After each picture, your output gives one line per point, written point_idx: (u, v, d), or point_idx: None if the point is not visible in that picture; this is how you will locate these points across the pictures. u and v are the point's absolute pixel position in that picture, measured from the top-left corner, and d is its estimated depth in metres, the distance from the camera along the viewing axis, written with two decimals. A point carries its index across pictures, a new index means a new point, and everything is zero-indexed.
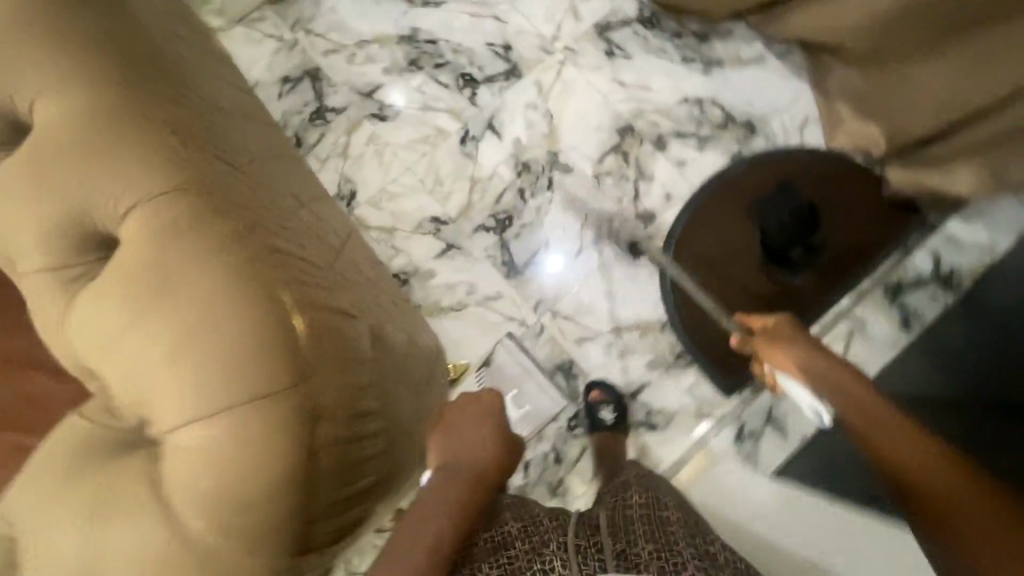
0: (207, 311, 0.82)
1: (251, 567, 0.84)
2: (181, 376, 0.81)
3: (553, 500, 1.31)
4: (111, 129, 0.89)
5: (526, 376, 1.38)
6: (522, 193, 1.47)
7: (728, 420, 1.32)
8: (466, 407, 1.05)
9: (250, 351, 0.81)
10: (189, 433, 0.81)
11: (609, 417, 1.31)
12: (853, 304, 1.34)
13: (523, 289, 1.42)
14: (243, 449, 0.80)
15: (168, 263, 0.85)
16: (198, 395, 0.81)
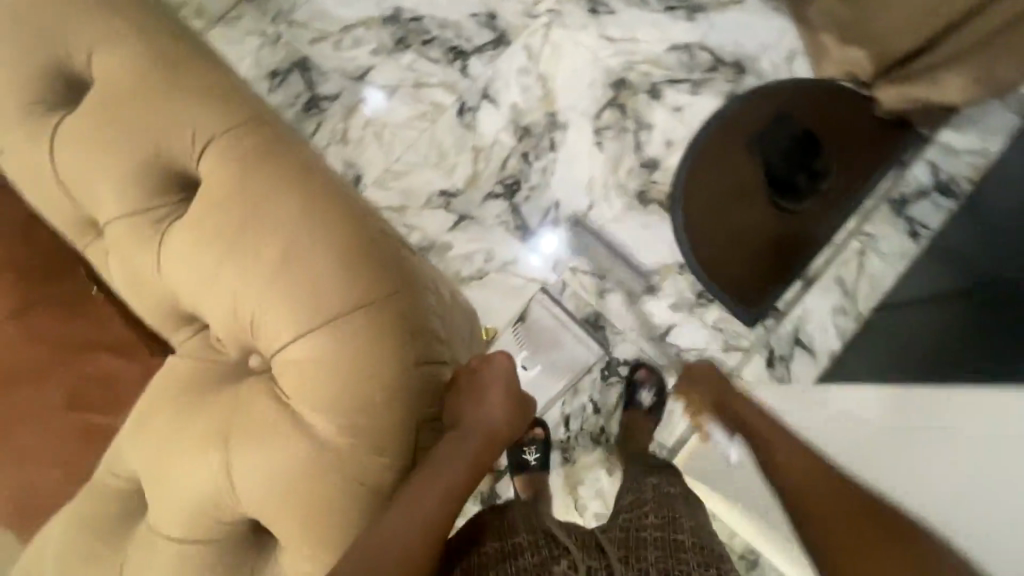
0: (299, 228, 0.78)
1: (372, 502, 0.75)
2: (284, 296, 0.75)
3: (597, 449, 1.35)
4: (170, 72, 0.82)
5: (560, 330, 1.39)
6: (526, 157, 1.48)
7: (757, 347, 1.36)
8: (477, 369, 0.82)
9: (350, 261, 0.77)
10: (302, 352, 0.75)
11: (647, 399, 1.31)
12: (861, 223, 1.38)
13: (539, 250, 1.44)
14: (362, 360, 0.75)
15: (251, 189, 0.79)
16: (306, 311, 0.75)
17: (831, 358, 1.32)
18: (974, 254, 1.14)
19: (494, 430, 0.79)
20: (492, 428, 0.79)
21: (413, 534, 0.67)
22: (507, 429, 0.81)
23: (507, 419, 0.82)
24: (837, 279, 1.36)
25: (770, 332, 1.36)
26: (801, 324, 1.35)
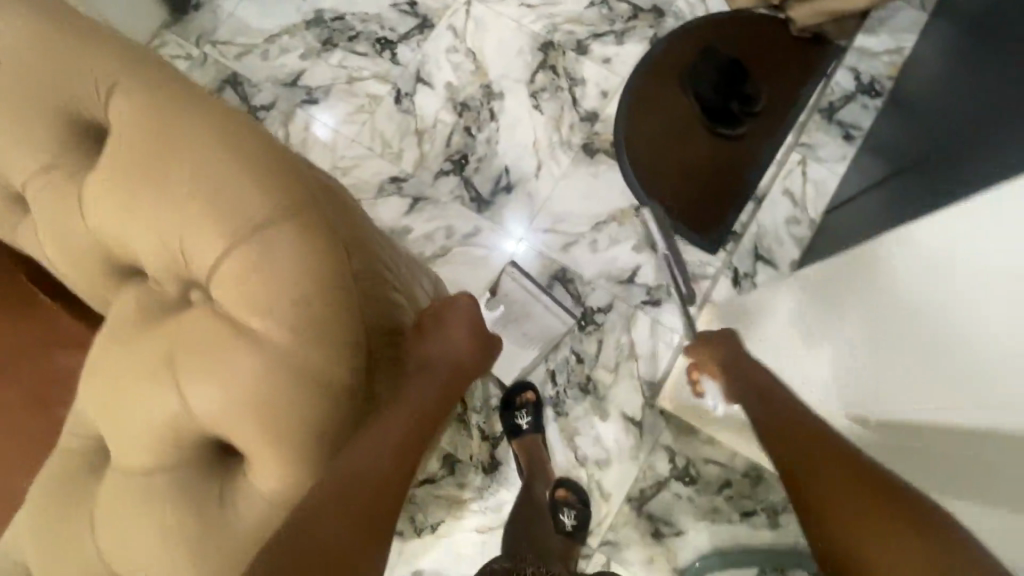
0: (220, 155, 0.68)
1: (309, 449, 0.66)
2: (206, 224, 0.66)
3: (587, 399, 1.36)
4: (79, 27, 0.73)
5: (531, 301, 1.38)
6: (469, 130, 1.51)
7: (722, 270, 1.39)
8: (442, 312, 0.83)
9: (277, 183, 0.69)
10: (230, 278, 0.66)
11: (570, 522, 1.25)
12: (798, 135, 1.42)
13: (497, 217, 1.46)
14: (298, 283, 0.66)
15: (162, 120, 0.69)
16: (229, 233, 0.66)
17: (792, 267, 1.36)
18: (900, 138, 1.18)
19: (459, 361, 0.81)
20: (458, 361, 0.81)
21: (385, 456, 0.66)
22: (472, 359, 0.82)
23: (472, 351, 0.83)
24: (784, 191, 1.40)
25: (732, 253, 1.39)
26: (759, 240, 1.39)
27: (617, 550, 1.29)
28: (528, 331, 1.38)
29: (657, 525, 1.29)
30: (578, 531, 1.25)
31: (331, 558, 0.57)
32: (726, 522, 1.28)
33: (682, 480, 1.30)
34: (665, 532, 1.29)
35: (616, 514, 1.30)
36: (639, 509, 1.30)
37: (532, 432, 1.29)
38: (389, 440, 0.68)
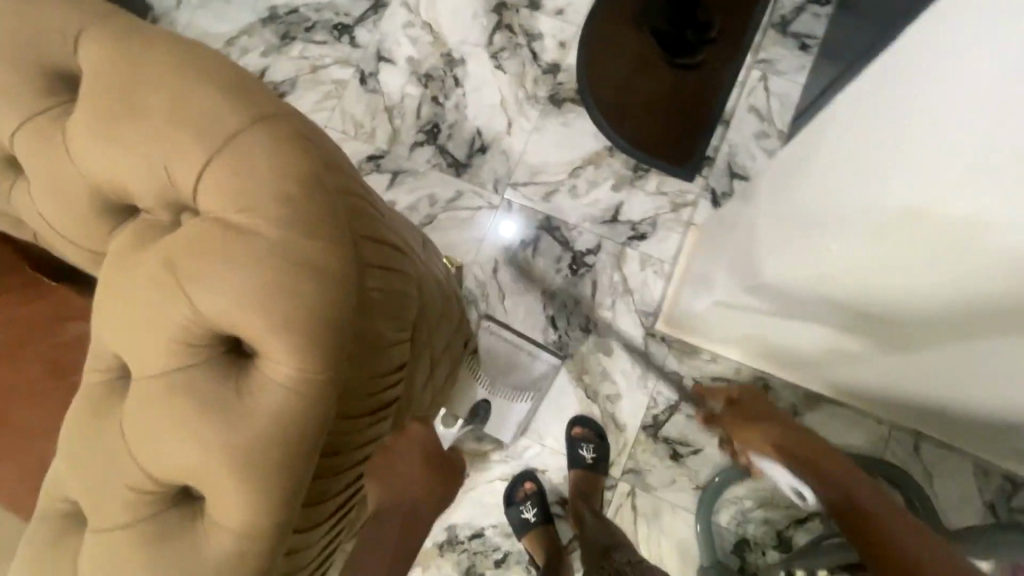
0: (113, 55, 0.50)
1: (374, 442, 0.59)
2: (103, 145, 0.50)
3: (590, 337, 1.38)
4: None
5: (515, 351, 1.36)
6: (437, 100, 1.53)
7: (701, 194, 1.43)
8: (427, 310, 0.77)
9: (191, 76, 0.49)
10: (145, 198, 0.50)
11: (590, 455, 1.30)
12: (755, 54, 1.44)
13: (477, 178, 1.49)
14: (239, 188, 0.47)
15: (24, 20, 0.52)
16: (133, 148, 0.49)
17: None
18: (846, 37, 1.21)
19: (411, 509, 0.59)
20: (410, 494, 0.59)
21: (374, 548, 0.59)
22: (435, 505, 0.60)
23: (430, 491, 0.61)
24: (749, 109, 1.43)
25: (708, 176, 1.43)
26: (733, 158, 1.42)
27: (639, 477, 1.33)
28: (521, 381, 1.36)
29: (674, 448, 1.32)
30: (600, 462, 1.30)
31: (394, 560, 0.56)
32: None
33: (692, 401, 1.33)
34: (684, 452, 1.32)
35: (634, 442, 1.34)
36: (656, 434, 1.33)
37: (541, 524, 1.29)
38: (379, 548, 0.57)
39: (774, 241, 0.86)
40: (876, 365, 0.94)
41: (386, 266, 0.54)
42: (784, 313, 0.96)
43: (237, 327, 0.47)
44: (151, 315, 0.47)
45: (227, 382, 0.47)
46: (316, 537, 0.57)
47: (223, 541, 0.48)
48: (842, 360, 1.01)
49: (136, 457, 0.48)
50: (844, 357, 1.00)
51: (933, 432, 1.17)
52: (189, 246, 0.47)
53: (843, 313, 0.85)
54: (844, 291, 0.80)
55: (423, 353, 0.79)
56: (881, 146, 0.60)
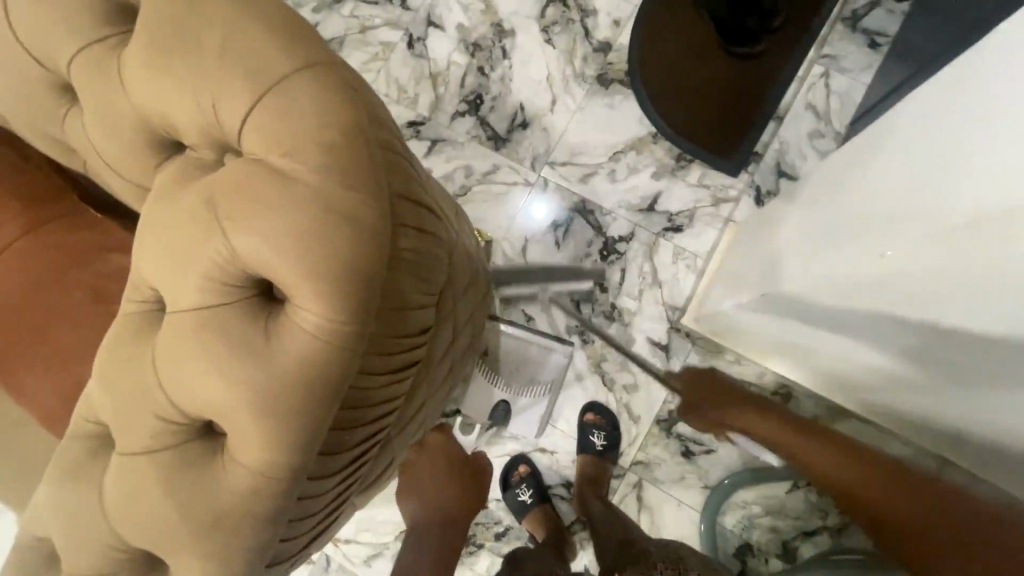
0: None
1: (384, 406, 0.59)
2: (156, 81, 0.50)
3: (613, 325, 1.37)
4: None
5: (525, 345, 1.26)
6: (482, 70, 1.51)
7: (745, 190, 1.38)
8: (454, 279, 0.77)
9: (243, 16, 0.49)
10: (193, 136, 0.51)
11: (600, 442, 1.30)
12: (820, 48, 1.37)
13: (515, 154, 1.47)
14: (286, 135, 0.47)
15: None
16: (182, 88, 0.49)
17: None
18: (918, 38, 1.14)
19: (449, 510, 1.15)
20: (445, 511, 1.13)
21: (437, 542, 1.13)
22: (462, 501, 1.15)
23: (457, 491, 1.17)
24: (807, 105, 1.36)
25: (754, 173, 1.38)
26: (783, 155, 1.37)
27: (648, 470, 1.32)
28: (535, 376, 1.28)
29: (686, 445, 1.31)
30: (609, 450, 1.29)
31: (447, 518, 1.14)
32: None
33: None
34: (696, 451, 1.30)
35: (646, 435, 1.33)
36: (669, 430, 1.32)
37: (536, 505, 1.30)
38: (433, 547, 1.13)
39: (816, 246, 0.83)
40: (905, 387, 0.89)
41: (420, 227, 0.53)
42: (817, 320, 0.92)
43: (270, 272, 0.47)
44: (188, 251, 0.48)
45: (255, 324, 0.48)
46: (327, 487, 0.58)
47: (241, 477, 0.49)
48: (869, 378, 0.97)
49: (164, 388, 0.49)
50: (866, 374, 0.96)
51: None
52: (230, 186, 0.47)
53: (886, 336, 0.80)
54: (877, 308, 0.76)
55: (447, 321, 0.79)
56: (951, 151, 0.58)
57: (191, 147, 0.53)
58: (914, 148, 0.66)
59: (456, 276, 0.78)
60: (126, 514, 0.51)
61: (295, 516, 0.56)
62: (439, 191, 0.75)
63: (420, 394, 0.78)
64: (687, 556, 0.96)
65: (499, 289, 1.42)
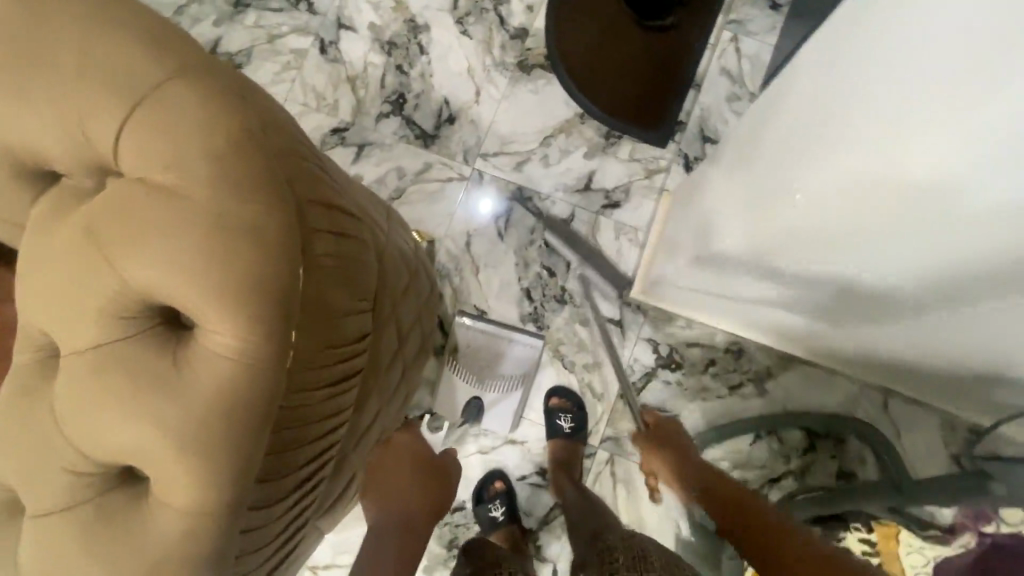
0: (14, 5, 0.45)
1: (327, 422, 0.56)
2: (16, 109, 0.45)
3: (567, 308, 1.37)
4: None
5: (492, 340, 1.33)
6: (401, 69, 1.47)
7: (674, 159, 1.41)
8: (389, 282, 0.75)
9: (106, 29, 0.45)
10: (73, 166, 0.47)
11: (568, 425, 1.31)
12: (726, 14, 1.41)
13: (446, 148, 1.44)
14: (168, 151, 0.44)
15: None
16: (47, 112, 0.45)
17: None
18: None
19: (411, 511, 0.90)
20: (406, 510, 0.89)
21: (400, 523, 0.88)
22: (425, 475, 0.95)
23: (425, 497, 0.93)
24: (721, 70, 1.40)
25: (680, 142, 1.41)
26: (705, 120, 1.40)
27: (619, 444, 1.33)
28: (504, 370, 1.33)
29: None
30: (578, 432, 1.30)
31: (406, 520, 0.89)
32: (717, 398, 1.33)
33: (669, 368, 1.34)
34: None
35: (612, 410, 1.34)
36: (633, 401, 1.34)
37: (508, 523, 1.27)
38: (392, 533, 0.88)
39: (736, 208, 0.85)
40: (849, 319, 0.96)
41: (337, 231, 0.51)
42: (765, 274, 0.91)
43: (172, 298, 0.43)
44: (75, 286, 0.44)
45: (163, 356, 0.45)
46: (279, 514, 0.55)
47: (172, 522, 0.45)
48: (818, 320, 1.03)
49: (71, 440, 0.45)
50: (827, 310, 0.98)
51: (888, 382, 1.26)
52: (113, 210, 0.43)
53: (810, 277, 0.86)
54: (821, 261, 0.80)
55: (387, 326, 0.77)
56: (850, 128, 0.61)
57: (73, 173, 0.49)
58: (807, 118, 0.69)
59: (390, 275, 0.76)
60: None
61: (244, 553, 0.52)
62: (362, 193, 0.73)
63: (368, 405, 0.76)
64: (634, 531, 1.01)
65: (448, 287, 1.40)
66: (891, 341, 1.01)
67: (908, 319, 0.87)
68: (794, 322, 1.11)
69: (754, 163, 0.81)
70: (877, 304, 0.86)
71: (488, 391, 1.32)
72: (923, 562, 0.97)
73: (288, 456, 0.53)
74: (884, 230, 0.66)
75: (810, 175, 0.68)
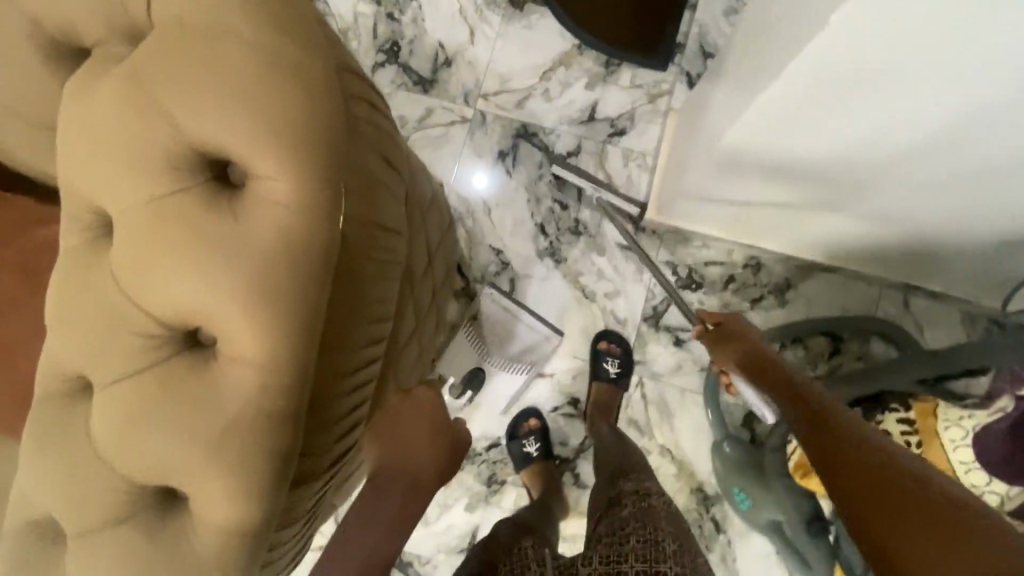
0: None
1: (380, 298, 0.56)
2: None
3: (581, 239, 1.37)
4: None
5: (510, 320, 1.33)
6: (392, 16, 1.45)
7: (677, 80, 1.40)
8: (418, 186, 0.75)
9: None
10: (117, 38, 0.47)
11: (612, 369, 1.29)
12: None
13: (445, 93, 1.43)
14: (213, 11, 0.45)
15: None
16: None
17: None
18: None
19: (418, 476, 0.73)
20: (412, 473, 0.73)
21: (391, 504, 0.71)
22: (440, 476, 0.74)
23: (434, 462, 0.75)
24: None
25: (681, 63, 1.40)
26: (704, 38, 1.39)
27: (646, 367, 1.34)
28: (516, 351, 1.32)
29: (675, 334, 1.34)
30: (623, 377, 1.28)
31: (404, 478, 0.72)
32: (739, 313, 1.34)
33: (689, 288, 1.35)
34: (685, 337, 1.34)
35: (637, 335, 1.34)
36: (657, 324, 1.34)
37: (541, 459, 1.28)
38: (385, 508, 0.71)
39: (743, 100, 0.81)
40: (877, 203, 0.96)
41: (370, 101, 0.52)
42: (787, 165, 0.90)
43: (225, 145, 0.44)
44: (127, 147, 0.44)
45: (217, 208, 0.45)
46: (339, 393, 0.55)
47: (244, 375, 0.46)
48: (842, 211, 1.03)
49: (138, 302, 0.46)
50: (847, 193, 0.95)
51: (907, 276, 1.27)
52: (158, 67, 0.44)
53: (837, 158, 0.84)
54: (833, 148, 0.81)
55: (418, 232, 0.77)
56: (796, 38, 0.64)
57: (112, 46, 0.49)
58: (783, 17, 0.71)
59: (419, 183, 0.76)
60: (124, 450, 0.46)
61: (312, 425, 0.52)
62: None
63: (404, 317, 0.76)
64: (652, 489, 0.95)
65: (461, 230, 1.39)
66: (920, 216, 0.98)
67: (936, 186, 0.86)
68: (818, 222, 1.11)
69: (753, 56, 0.82)
70: (904, 178, 0.86)
71: (499, 366, 1.31)
72: (964, 438, 0.93)
73: (340, 326, 0.52)
74: (881, 101, 0.68)
75: (775, 87, 0.71)
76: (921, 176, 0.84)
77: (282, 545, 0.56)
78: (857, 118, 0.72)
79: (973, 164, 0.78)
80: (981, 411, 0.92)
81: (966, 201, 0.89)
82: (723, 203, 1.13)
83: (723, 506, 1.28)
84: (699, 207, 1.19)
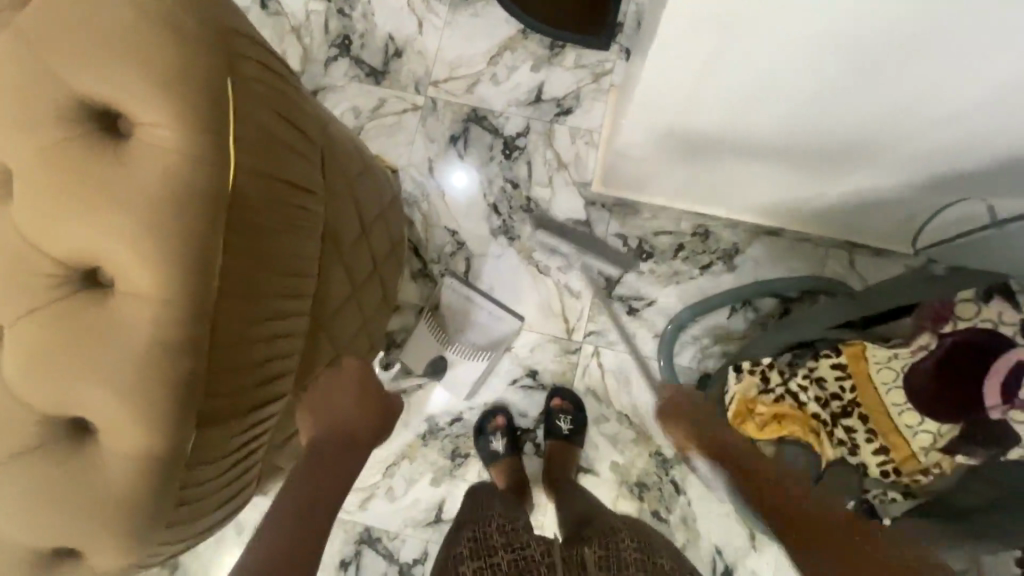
0: None
1: (287, 250, 0.58)
2: None
3: (532, 217, 1.41)
4: None
5: (467, 305, 1.35)
6: (342, 11, 1.50)
7: (618, 58, 1.45)
8: (337, 154, 0.79)
9: None
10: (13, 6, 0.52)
11: (565, 426, 1.30)
12: None
13: (396, 82, 1.47)
14: None
15: None
16: None
17: None
18: None
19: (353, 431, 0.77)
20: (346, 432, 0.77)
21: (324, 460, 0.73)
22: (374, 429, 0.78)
23: (367, 419, 0.79)
24: None
25: (622, 41, 1.44)
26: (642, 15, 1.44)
27: (602, 336, 1.37)
28: (477, 339, 1.34)
29: (629, 303, 1.37)
30: (576, 434, 1.30)
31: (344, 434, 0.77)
32: (689, 280, 1.37)
33: (641, 259, 1.38)
34: (638, 306, 1.37)
35: (591, 306, 1.38)
36: (610, 294, 1.38)
37: (509, 455, 1.31)
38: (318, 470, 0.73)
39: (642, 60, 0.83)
40: (815, 155, 0.97)
41: (261, 62, 0.56)
42: (712, 126, 0.91)
43: (110, 97, 0.49)
44: (23, 103, 0.49)
45: (105, 155, 0.49)
46: (249, 338, 0.56)
47: (141, 308, 0.50)
48: (785, 167, 1.04)
49: (42, 247, 0.50)
50: (775, 149, 0.98)
51: (855, 234, 1.29)
52: (48, 32, 0.49)
53: (759, 111, 0.85)
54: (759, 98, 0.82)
55: (344, 199, 0.81)
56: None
57: None
58: None
59: (339, 153, 0.80)
60: (31, 381, 0.51)
61: (221, 367, 0.54)
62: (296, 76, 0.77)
63: (331, 281, 0.79)
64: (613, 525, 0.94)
65: (416, 214, 1.43)
66: (845, 167, 1.00)
67: (868, 130, 0.87)
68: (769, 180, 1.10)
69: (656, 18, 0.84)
70: (830, 125, 0.87)
71: (460, 351, 1.32)
72: (895, 379, 0.96)
73: (244, 274, 0.54)
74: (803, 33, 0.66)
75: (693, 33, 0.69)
76: (847, 119, 0.85)
77: (205, 485, 0.59)
78: (774, 58, 0.71)
79: (908, 100, 0.78)
80: (905, 348, 0.96)
81: (885, 146, 0.91)
82: (675, 167, 1.12)
83: (682, 468, 1.31)
84: (653, 175, 1.18)
